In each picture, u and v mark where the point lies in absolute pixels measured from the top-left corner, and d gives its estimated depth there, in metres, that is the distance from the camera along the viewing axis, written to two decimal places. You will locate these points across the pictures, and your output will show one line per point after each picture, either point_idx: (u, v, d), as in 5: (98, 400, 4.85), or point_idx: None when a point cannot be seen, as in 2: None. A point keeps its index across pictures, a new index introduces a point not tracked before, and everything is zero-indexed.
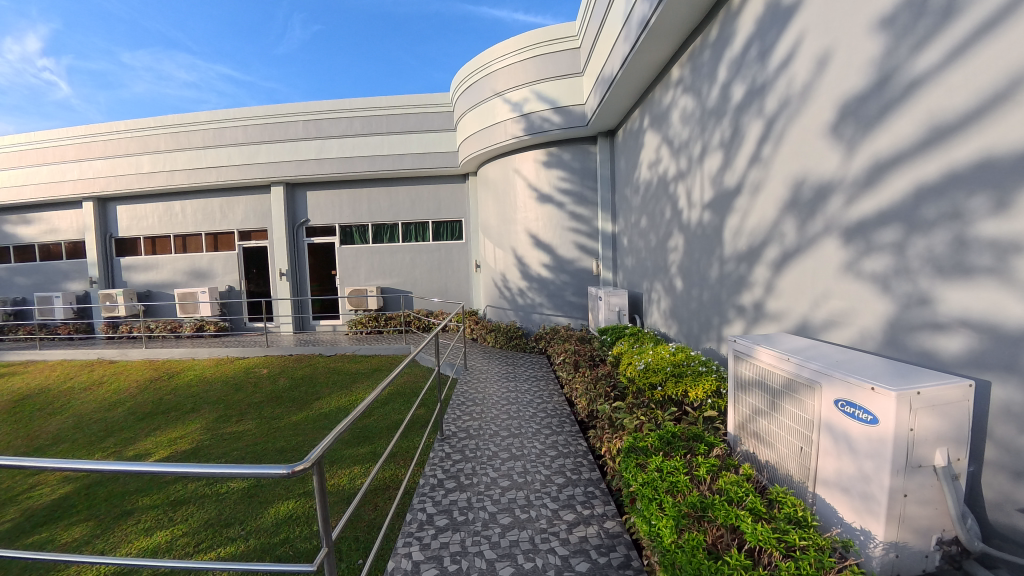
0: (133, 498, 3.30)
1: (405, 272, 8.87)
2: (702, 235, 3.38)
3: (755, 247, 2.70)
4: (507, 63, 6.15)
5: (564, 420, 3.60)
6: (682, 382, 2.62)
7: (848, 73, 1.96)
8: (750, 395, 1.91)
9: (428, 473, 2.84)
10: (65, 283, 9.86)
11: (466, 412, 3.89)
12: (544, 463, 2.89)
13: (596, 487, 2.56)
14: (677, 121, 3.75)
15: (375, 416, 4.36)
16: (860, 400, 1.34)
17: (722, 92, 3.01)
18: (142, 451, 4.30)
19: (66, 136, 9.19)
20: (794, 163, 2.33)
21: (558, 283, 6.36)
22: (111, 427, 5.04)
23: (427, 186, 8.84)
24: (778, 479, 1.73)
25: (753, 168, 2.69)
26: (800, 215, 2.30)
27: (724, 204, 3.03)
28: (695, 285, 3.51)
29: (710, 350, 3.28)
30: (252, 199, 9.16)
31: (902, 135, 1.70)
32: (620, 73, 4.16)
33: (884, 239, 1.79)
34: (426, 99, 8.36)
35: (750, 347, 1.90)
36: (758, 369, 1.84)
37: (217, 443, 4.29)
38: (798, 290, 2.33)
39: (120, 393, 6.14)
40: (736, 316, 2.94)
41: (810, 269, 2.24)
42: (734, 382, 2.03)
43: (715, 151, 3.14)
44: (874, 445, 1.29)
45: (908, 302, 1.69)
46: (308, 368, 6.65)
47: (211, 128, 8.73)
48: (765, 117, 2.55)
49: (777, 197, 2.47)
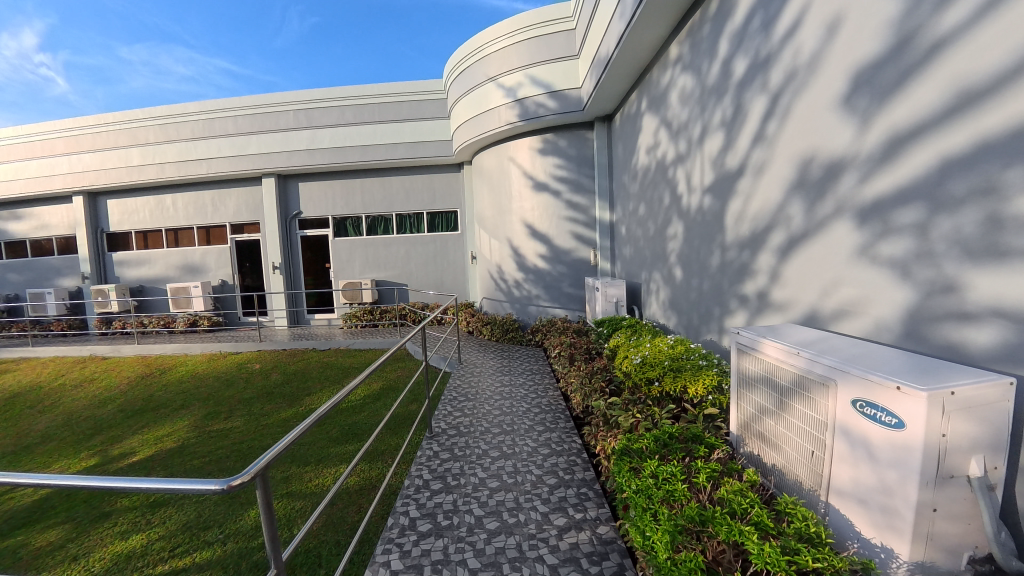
0: (111, 500, 3.18)
1: (400, 264, 8.73)
2: (702, 222, 3.19)
3: (759, 233, 2.50)
4: (501, 46, 5.93)
5: (559, 416, 3.46)
6: (681, 377, 2.35)
7: (860, 37, 1.78)
8: (755, 393, 1.74)
9: (414, 474, 2.71)
10: (58, 279, 9.77)
11: (458, 408, 3.75)
12: (536, 462, 2.76)
13: (590, 488, 2.42)
14: (676, 101, 3.54)
15: (365, 412, 4.24)
16: (885, 402, 1.17)
17: (722, 68, 2.81)
18: (128, 450, 4.19)
19: (55, 129, 9.01)
20: (800, 141, 2.14)
21: (555, 274, 6.19)
22: (100, 425, 4.93)
23: (422, 176, 8.65)
24: (785, 485, 1.57)
25: (756, 148, 2.49)
26: (808, 196, 2.11)
27: (725, 188, 2.84)
28: (695, 274, 3.32)
29: (710, 343, 3.12)
30: (244, 192, 8.99)
31: (923, 104, 1.53)
32: (615, 54, 3.97)
33: (904, 220, 1.62)
34: (420, 86, 8.12)
35: (755, 340, 1.72)
36: (765, 364, 1.66)
37: (202, 442, 4.15)
38: (805, 278, 2.15)
39: (111, 390, 6.05)
40: (738, 306, 2.76)
41: (818, 256, 2.06)
42: (737, 378, 1.86)
43: (715, 132, 2.93)
44: (898, 453, 1.14)
45: (932, 290, 1.53)
46: (301, 363, 6.53)
47: (200, 118, 8.54)
48: (769, 92, 2.36)
49: (783, 177, 2.27)
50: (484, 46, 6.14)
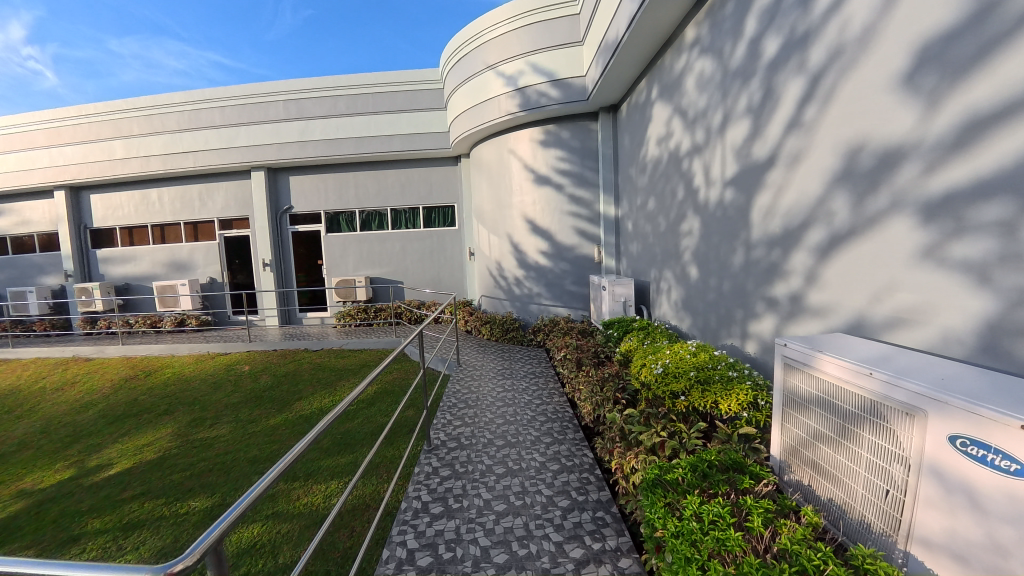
0: (83, 522, 2.96)
1: (395, 261, 8.47)
2: (722, 218, 2.96)
3: (793, 230, 2.27)
4: (500, 32, 5.65)
5: (567, 426, 3.22)
6: (710, 391, 2.12)
7: (927, 5, 1.54)
8: (808, 416, 1.51)
9: (412, 495, 2.47)
10: (40, 277, 9.42)
11: (458, 416, 3.52)
12: (546, 480, 2.52)
13: (607, 512, 2.19)
14: (693, 87, 3.30)
15: (359, 419, 4.01)
16: (999, 442, 0.95)
17: (750, 48, 2.57)
18: (105, 462, 3.94)
19: (34, 120, 8.63)
20: (848, 126, 1.90)
21: (557, 271, 5.96)
22: (79, 432, 4.67)
23: (418, 169, 8.36)
24: (849, 526, 1.34)
25: (790, 136, 2.26)
26: (856, 188, 1.88)
27: (751, 180, 2.61)
28: (714, 273, 3.10)
29: (731, 348, 2.90)
30: (232, 186, 8.66)
31: (1011, 80, 1.30)
32: (625, 38, 3.71)
33: (984, 218, 1.39)
34: (415, 75, 7.81)
35: (807, 355, 1.50)
36: (822, 384, 1.43)
37: (184, 453, 3.90)
38: (850, 281, 1.93)
39: (93, 394, 5.77)
40: (765, 310, 2.54)
41: (867, 256, 1.84)
42: (784, 396, 1.63)
43: (740, 120, 2.70)
44: (1018, 507, 0.91)
45: (1019, 300, 1.31)
46: (292, 364, 6.27)
47: (186, 109, 8.20)
48: (808, 73, 2.12)
49: (824, 168, 2.04)
50: (482, 33, 5.85)
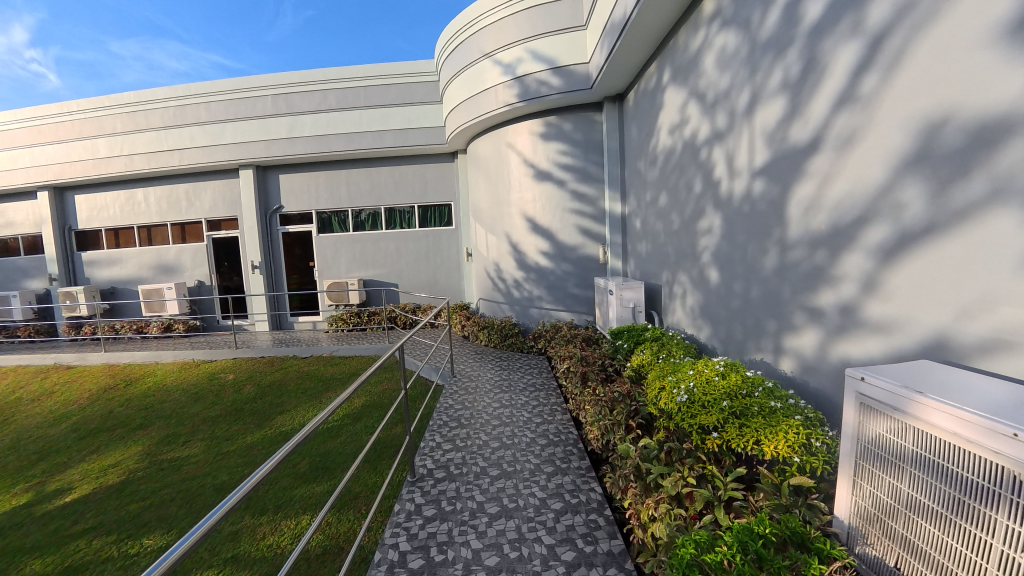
0: (21, 563, 2.59)
1: (390, 262, 8.10)
2: (749, 214, 2.57)
3: (844, 227, 1.88)
4: (497, 18, 5.27)
5: (571, 452, 2.83)
6: (748, 427, 1.73)
7: None
8: (901, 478, 1.12)
9: (389, 542, 2.07)
10: (24, 281, 9.09)
11: (449, 437, 3.12)
12: (546, 524, 2.13)
13: (620, 570, 1.80)
14: (712, 66, 2.91)
15: (342, 438, 3.63)
16: None
17: (785, 13, 2.18)
18: (64, 485, 3.58)
19: (15, 118, 8.30)
20: (922, 97, 1.52)
21: (559, 273, 5.58)
22: (47, 448, 4.32)
23: (413, 166, 7.99)
24: None
25: (840, 114, 1.88)
26: (936, 176, 1.49)
27: (786, 169, 2.23)
28: (738, 277, 2.72)
29: (760, 363, 2.52)
30: (220, 185, 8.30)
31: None
32: (634, 16, 3.32)
33: None
34: (408, 67, 7.42)
35: (899, 396, 1.12)
36: (925, 437, 1.05)
37: (150, 476, 3.54)
38: (924, 290, 1.55)
39: (68, 404, 5.43)
40: (805, 322, 2.15)
41: (952, 260, 1.45)
42: (861, 446, 1.25)
43: (773, 99, 2.31)
44: None
45: None
46: (279, 373, 5.91)
47: (170, 105, 7.84)
48: (864, 36, 1.74)
49: (889, 150, 1.66)
50: (478, 19, 5.47)
